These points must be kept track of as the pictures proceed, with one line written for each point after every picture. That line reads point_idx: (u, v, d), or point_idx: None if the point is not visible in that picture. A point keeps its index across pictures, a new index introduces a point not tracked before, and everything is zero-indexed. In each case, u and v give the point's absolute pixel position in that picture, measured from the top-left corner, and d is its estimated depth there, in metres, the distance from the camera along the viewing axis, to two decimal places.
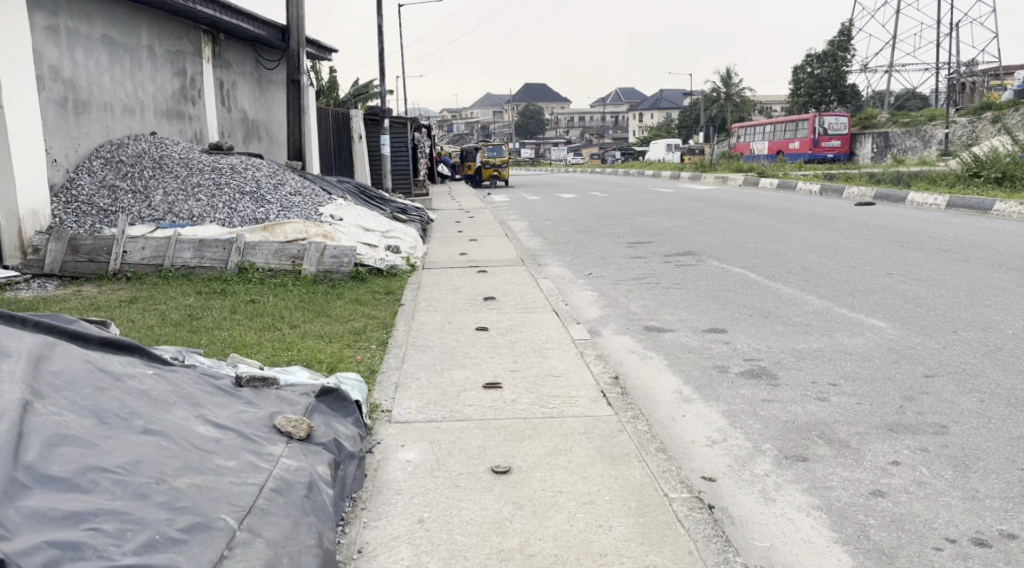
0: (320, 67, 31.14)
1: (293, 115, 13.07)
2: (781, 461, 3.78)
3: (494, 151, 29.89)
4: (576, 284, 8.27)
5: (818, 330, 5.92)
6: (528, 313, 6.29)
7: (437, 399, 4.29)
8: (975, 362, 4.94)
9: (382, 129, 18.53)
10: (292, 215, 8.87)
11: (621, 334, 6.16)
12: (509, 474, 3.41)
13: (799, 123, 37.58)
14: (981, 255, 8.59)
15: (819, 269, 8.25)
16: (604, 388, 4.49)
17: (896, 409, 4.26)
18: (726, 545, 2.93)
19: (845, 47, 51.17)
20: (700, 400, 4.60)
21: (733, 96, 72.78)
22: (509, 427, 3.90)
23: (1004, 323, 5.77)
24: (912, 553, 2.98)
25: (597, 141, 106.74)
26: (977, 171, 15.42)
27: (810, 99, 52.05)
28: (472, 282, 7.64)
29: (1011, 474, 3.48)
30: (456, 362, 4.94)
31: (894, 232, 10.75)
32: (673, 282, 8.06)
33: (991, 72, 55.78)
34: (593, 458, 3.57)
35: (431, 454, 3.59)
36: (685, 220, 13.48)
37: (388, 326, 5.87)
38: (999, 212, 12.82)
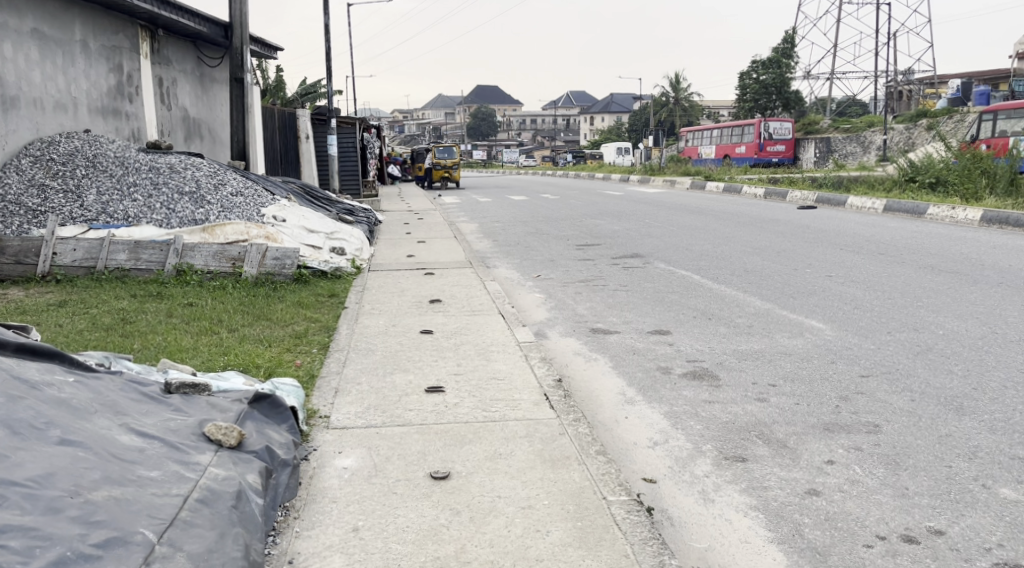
0: (267, 65, 30.68)
1: (235, 113, 12.83)
2: (720, 462, 3.81)
3: (445, 152, 29.76)
4: (524, 286, 8.28)
5: (759, 331, 6.02)
6: (474, 316, 6.25)
7: (377, 403, 4.23)
8: (907, 362, 5.07)
9: (329, 129, 18.32)
10: (232, 215, 8.70)
11: (567, 336, 6.19)
12: (448, 479, 3.38)
13: (745, 128, 38.25)
14: (915, 258, 8.84)
15: (761, 272, 8.40)
16: (547, 390, 4.48)
17: (832, 409, 4.34)
18: (662, 548, 2.93)
19: (788, 55, 52.35)
20: (643, 402, 4.63)
21: (681, 100, 73.75)
22: (450, 432, 3.87)
23: (936, 324, 5.94)
24: (843, 550, 3.04)
25: (546, 145, 107.20)
26: (913, 176, 15.89)
27: (755, 105, 53.03)
28: (418, 284, 7.60)
29: (939, 471, 3.57)
30: (399, 366, 4.89)
31: (834, 235, 11.01)
32: (619, 285, 8.12)
33: (926, 80, 57.59)
34: (533, 462, 3.56)
35: (369, 460, 3.54)
36: (634, 222, 13.61)
37: (330, 330, 5.78)
38: (933, 216, 13.22)
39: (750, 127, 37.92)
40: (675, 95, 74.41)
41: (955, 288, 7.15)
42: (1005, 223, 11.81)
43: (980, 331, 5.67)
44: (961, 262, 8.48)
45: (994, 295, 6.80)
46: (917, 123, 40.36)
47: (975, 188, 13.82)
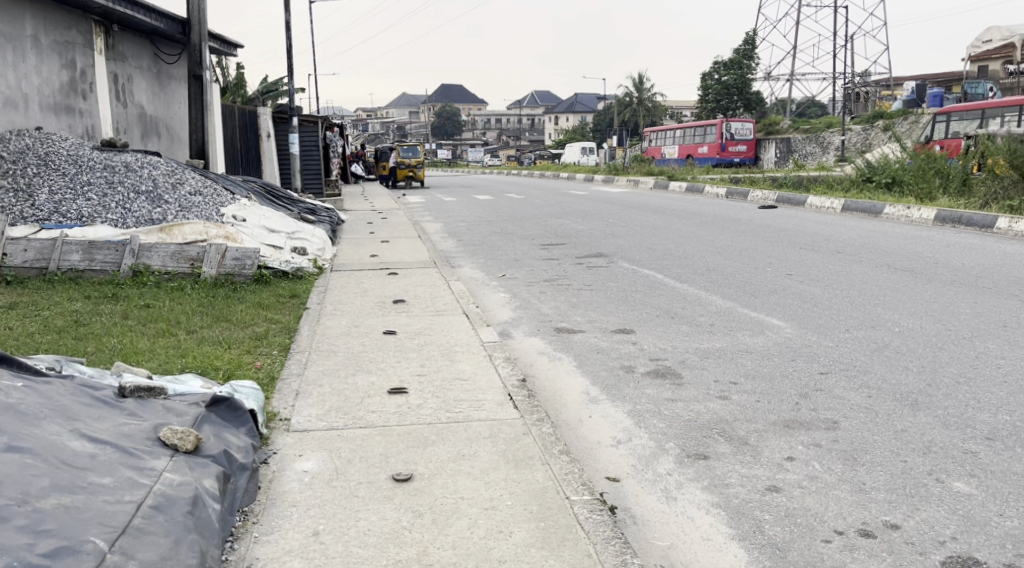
0: (227, 63, 30.27)
1: (194, 111, 12.63)
2: (682, 459, 3.84)
3: (409, 151, 29.59)
4: (489, 285, 8.27)
5: (721, 329, 6.07)
6: (438, 316, 6.22)
7: (339, 405, 4.19)
8: (865, 358, 5.15)
9: (291, 128, 18.12)
10: (191, 215, 8.56)
11: (531, 335, 6.18)
12: (411, 481, 3.36)
13: (707, 128, 38.63)
14: (872, 256, 8.99)
15: (722, 271, 8.48)
16: (511, 390, 4.47)
17: (792, 406, 4.39)
18: (625, 547, 2.94)
19: (749, 56, 53.00)
20: (607, 401, 4.64)
21: (644, 100, 74.22)
22: (413, 433, 3.84)
23: (892, 321, 6.04)
24: (803, 546, 3.07)
25: (511, 144, 107.28)
26: (870, 176, 16.16)
27: (717, 105, 53.61)
28: (382, 284, 7.55)
29: (895, 466, 3.62)
30: (361, 367, 4.84)
31: (794, 234, 11.15)
32: (583, 284, 8.14)
33: (883, 82, 58.67)
34: (496, 463, 3.55)
35: (330, 463, 3.50)
36: (598, 221, 13.67)
37: (292, 331, 5.71)
38: (889, 215, 13.47)
39: (712, 126, 38.28)
40: (639, 95, 74.92)
41: (911, 285, 7.28)
42: (958, 222, 12.06)
43: (935, 328, 5.78)
44: (917, 261, 8.63)
45: (948, 292, 6.93)
46: (874, 124, 41.05)
47: (930, 188, 14.09)
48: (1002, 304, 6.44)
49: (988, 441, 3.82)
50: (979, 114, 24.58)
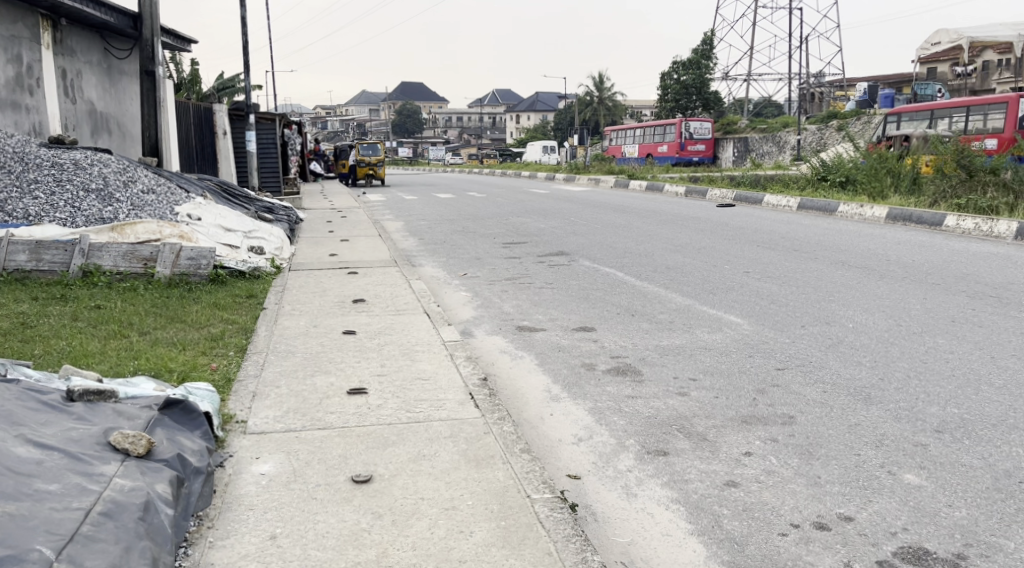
0: (181, 59, 29.76)
1: (147, 107, 12.39)
2: (642, 456, 3.86)
3: (369, 149, 29.36)
4: (450, 284, 8.24)
5: (680, 326, 6.12)
6: (398, 315, 6.18)
7: (297, 407, 4.14)
8: (820, 354, 5.22)
9: (248, 125, 17.88)
10: (143, 214, 8.39)
11: (492, 334, 6.17)
12: (370, 483, 3.32)
13: (667, 127, 38.96)
14: (827, 254, 9.14)
15: (682, 268, 8.56)
16: (472, 390, 4.45)
17: (749, 402, 4.44)
18: (585, 544, 2.94)
19: (707, 56, 53.57)
20: (568, 398, 4.66)
21: (604, 99, 74.64)
22: (373, 434, 3.81)
23: (845, 317, 6.14)
24: (760, 540, 3.11)
25: (472, 143, 107.15)
26: (824, 175, 16.43)
27: (676, 105, 54.08)
28: (341, 284, 7.48)
29: (849, 460, 3.68)
30: (320, 368, 4.79)
31: (751, 233, 11.29)
32: (545, 282, 8.15)
33: (837, 84, 59.73)
34: (457, 462, 3.53)
35: (287, 466, 3.45)
36: (559, 220, 13.70)
37: (248, 331, 5.63)
38: (843, 213, 13.71)
39: (671, 126, 38.64)
40: (599, 95, 75.28)
41: (863, 282, 7.42)
42: (909, 220, 12.32)
43: (887, 324, 5.89)
44: (869, 258, 8.80)
45: (900, 289, 7.07)
46: (828, 124, 41.88)
47: (882, 187, 14.37)
48: (951, 300, 6.59)
49: (937, 433, 3.90)
50: (929, 115, 25.16)
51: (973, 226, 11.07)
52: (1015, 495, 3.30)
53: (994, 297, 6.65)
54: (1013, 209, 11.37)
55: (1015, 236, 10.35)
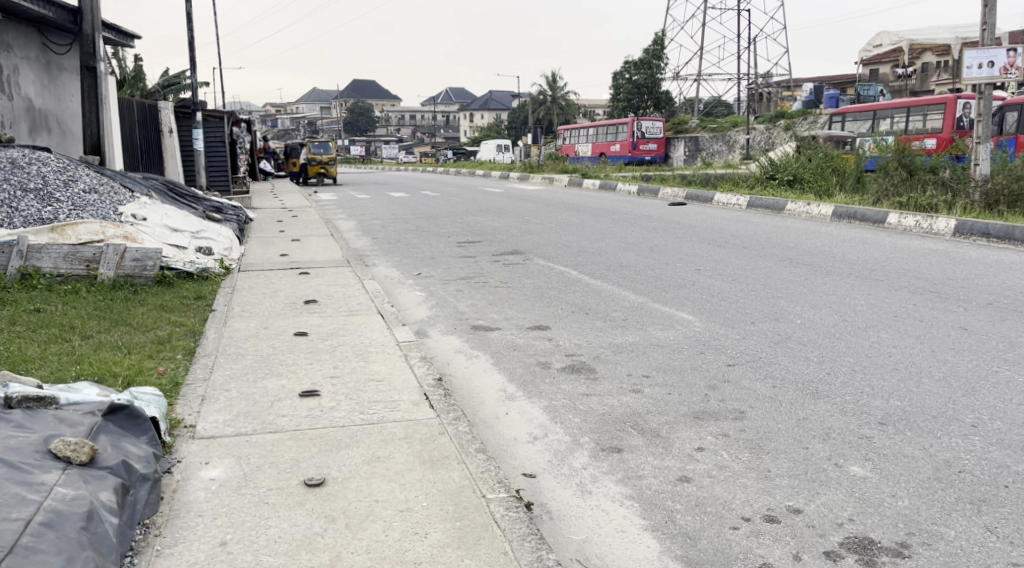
0: (124, 55, 29.11)
1: (89, 104, 12.10)
2: (597, 453, 3.88)
3: (320, 148, 29.06)
4: (403, 284, 8.20)
5: (633, 324, 6.18)
6: (351, 316, 6.12)
7: (248, 410, 4.08)
8: (769, 350, 5.32)
9: (195, 123, 17.56)
10: (85, 215, 8.19)
11: (447, 334, 6.16)
12: (323, 486, 3.29)
13: (619, 127, 39.28)
14: (776, 251, 9.30)
15: (634, 266, 8.64)
16: (427, 390, 4.44)
17: (701, 397, 4.51)
18: (540, 543, 2.96)
19: (658, 56, 54.14)
20: (523, 397, 4.67)
21: (557, 98, 74.95)
22: (327, 436, 3.77)
23: (794, 313, 6.26)
24: (711, 534, 3.15)
25: (426, 142, 106.74)
26: (772, 174, 16.70)
27: (628, 104, 54.54)
28: (293, 284, 7.39)
29: (797, 453, 3.76)
30: (271, 370, 4.73)
31: (702, 230, 11.44)
32: (499, 281, 8.16)
33: (785, 84, 60.84)
34: (411, 463, 3.51)
35: (238, 470, 3.40)
36: (513, 219, 13.72)
37: (196, 334, 5.52)
38: (791, 211, 13.97)
39: (623, 126, 38.98)
40: (552, 94, 75.57)
41: (810, 279, 7.56)
42: (853, 218, 12.59)
43: (833, 319, 6.02)
44: (816, 255, 8.98)
45: (845, 285, 7.23)
46: (776, 124, 42.75)
47: (828, 185, 14.66)
48: (894, 296, 6.75)
49: (880, 426, 4.00)
50: (871, 116, 25.76)
51: (914, 224, 11.36)
52: (954, 484, 3.40)
53: (934, 293, 6.83)
54: (950, 206, 11.71)
55: (954, 233, 10.66)
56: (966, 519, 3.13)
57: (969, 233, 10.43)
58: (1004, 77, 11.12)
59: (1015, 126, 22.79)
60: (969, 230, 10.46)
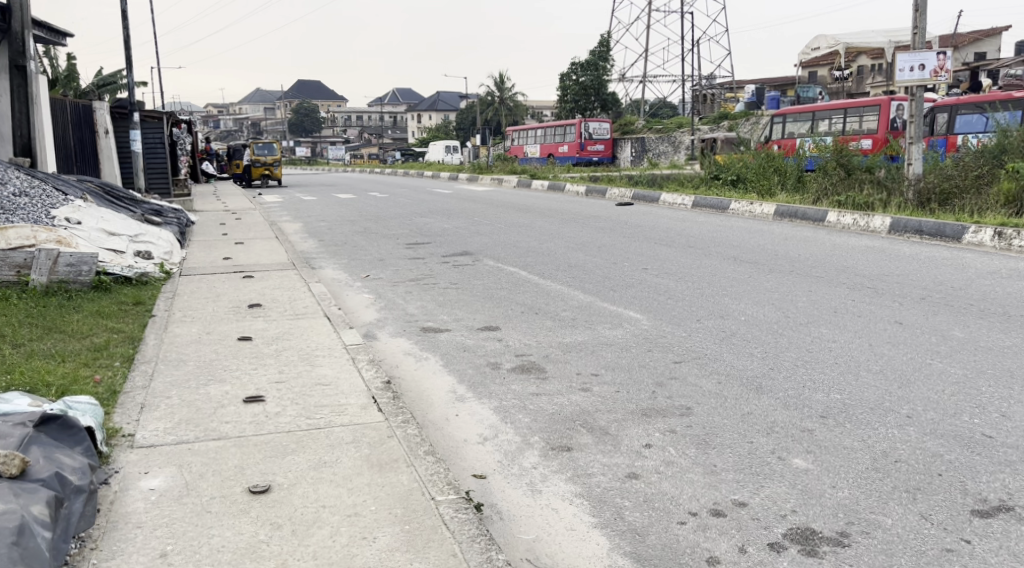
0: (57, 53, 28.26)
1: (19, 104, 11.73)
2: (547, 453, 3.89)
3: (265, 148, 28.64)
4: (351, 286, 8.11)
5: (582, 323, 6.21)
6: (297, 320, 6.03)
7: (189, 418, 3.98)
8: (715, 347, 5.39)
9: (133, 124, 17.14)
10: (16, 218, 7.92)
11: (396, 336, 6.10)
12: (269, 492, 3.24)
13: (567, 128, 39.51)
14: (721, 250, 9.43)
15: (583, 266, 8.68)
16: (375, 393, 4.39)
17: (649, 394, 4.55)
18: (489, 543, 2.95)
19: (604, 57, 54.60)
20: (473, 398, 4.65)
21: (505, 100, 75.07)
22: (272, 442, 3.71)
23: (738, 310, 6.36)
24: (659, 529, 3.18)
25: (373, 142, 106.01)
26: (717, 174, 16.94)
27: (575, 105, 54.90)
28: (236, 288, 7.26)
29: (742, 448, 3.81)
30: (214, 377, 4.63)
31: (648, 230, 11.56)
32: (449, 282, 8.13)
33: (728, 86, 61.89)
34: (359, 468, 3.47)
35: (178, 479, 3.33)
36: (462, 220, 13.68)
37: (135, 341, 5.39)
38: (734, 211, 14.19)
39: (571, 126, 39.25)
40: (500, 95, 75.61)
41: (754, 277, 7.69)
42: (795, 217, 12.85)
43: (776, 316, 6.13)
44: (760, 253, 9.12)
45: (786, 282, 7.37)
46: (720, 125, 43.45)
47: (770, 185, 14.93)
48: (833, 292, 6.90)
49: (821, 419, 4.08)
50: (810, 117, 26.34)
51: (852, 222, 11.64)
52: (891, 473, 3.49)
53: (871, 289, 7.01)
54: (886, 204, 12.02)
55: (889, 230, 10.95)
56: (902, 508, 3.22)
57: (903, 230, 10.73)
58: (935, 79, 11.47)
59: (946, 127, 23.52)
60: (903, 227, 10.76)
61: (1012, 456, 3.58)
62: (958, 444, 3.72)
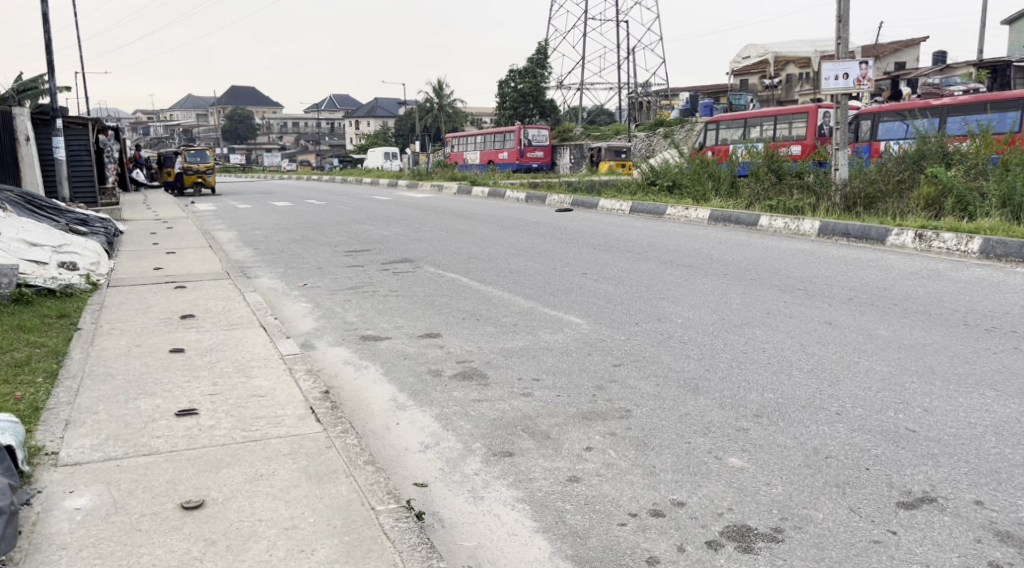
0: None
1: None
2: (488, 458, 3.88)
3: (197, 156, 28.05)
4: (289, 295, 7.98)
5: (523, 328, 6.22)
6: (232, 330, 5.90)
7: (117, 433, 3.86)
8: (653, 349, 5.46)
9: (56, 132, 16.58)
10: None
11: (335, 345, 6.02)
12: (202, 508, 3.16)
13: (506, 135, 39.71)
14: (658, 254, 9.57)
15: (523, 272, 8.70)
16: (313, 404, 4.32)
17: (589, 398, 4.57)
18: (430, 552, 2.92)
19: (542, 65, 55.03)
20: (415, 406, 4.61)
21: (444, 106, 75.02)
22: (205, 456, 3.62)
23: (675, 313, 6.46)
24: (601, 531, 3.19)
25: (310, 149, 104.83)
26: (654, 180, 17.18)
27: (514, 112, 55.12)
28: (168, 299, 7.07)
29: (680, 448, 3.86)
30: (144, 391, 4.49)
31: (588, 235, 11.67)
32: (389, 290, 8.06)
33: (663, 93, 62.97)
34: (297, 480, 3.41)
35: (107, 497, 3.22)
36: (401, 227, 13.60)
37: (59, 355, 5.21)
38: (670, 216, 14.41)
39: (510, 134, 39.46)
40: (439, 102, 75.57)
41: (690, 280, 7.81)
42: (728, 221, 13.13)
43: (711, 318, 6.23)
44: (695, 257, 9.29)
45: (721, 285, 7.50)
46: (656, 131, 44.17)
47: (704, 190, 15.20)
48: (767, 294, 7.07)
49: (755, 418, 4.16)
50: (742, 123, 26.90)
51: (783, 226, 11.94)
52: (822, 469, 3.57)
53: (802, 290, 7.19)
54: (815, 209, 12.36)
55: (818, 233, 11.24)
56: (833, 503, 3.29)
57: (831, 233, 11.03)
58: (858, 88, 11.84)
59: (869, 134, 24.29)
60: (831, 231, 11.06)
61: (934, 449, 3.70)
62: (884, 439, 3.83)
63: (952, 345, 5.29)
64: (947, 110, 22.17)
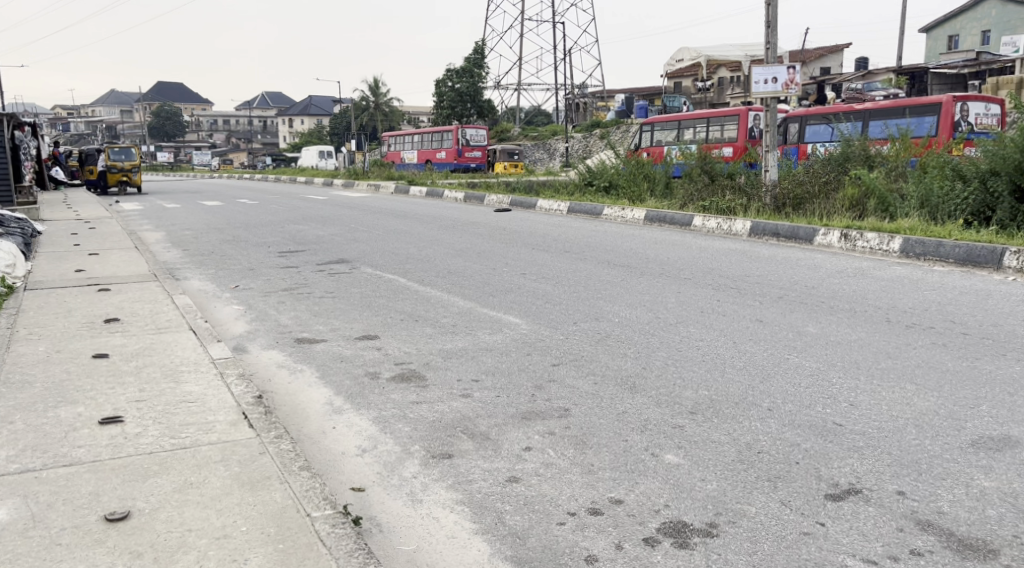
0: None
1: None
2: (427, 461, 3.83)
3: (121, 153, 27.33)
4: (220, 298, 7.77)
5: (461, 329, 6.18)
6: (159, 334, 5.72)
7: (36, 444, 3.69)
8: (590, 349, 5.47)
9: None
10: None
11: (269, 349, 5.88)
12: (128, 519, 3.04)
13: (444, 134, 39.58)
14: (595, 254, 9.64)
15: (462, 272, 8.66)
16: (246, 409, 4.19)
17: (528, 398, 4.56)
18: (367, 557, 2.87)
19: (479, 65, 55.00)
20: (351, 409, 4.53)
21: (381, 106, 74.35)
22: (131, 465, 3.49)
23: (612, 312, 6.50)
24: (540, 531, 3.18)
25: (242, 147, 102.83)
26: (591, 180, 17.29)
27: (451, 112, 54.97)
28: (91, 302, 6.81)
29: (618, 446, 3.87)
30: (66, 398, 4.31)
31: (526, 235, 11.69)
32: (325, 291, 7.93)
33: (599, 94, 63.58)
34: (228, 487, 3.30)
35: (25, 511, 3.07)
36: (337, 227, 13.42)
37: None
38: (607, 216, 14.52)
39: (447, 134, 39.35)
40: (376, 101, 74.90)
41: (626, 280, 7.87)
42: (663, 221, 13.30)
43: (647, 317, 6.29)
44: (632, 256, 9.38)
45: (657, 284, 7.59)
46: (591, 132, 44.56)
47: (640, 191, 15.38)
48: (700, 292, 7.18)
49: (690, 415, 4.20)
50: (676, 125, 27.31)
51: (716, 226, 12.15)
52: (755, 464, 3.62)
53: (734, 288, 7.33)
54: (746, 209, 12.60)
55: (749, 233, 11.46)
56: (765, 496, 3.34)
57: (762, 233, 11.27)
58: (787, 91, 12.11)
59: (797, 136, 24.92)
60: (762, 231, 11.30)
61: (860, 441, 3.79)
62: (813, 433, 3.90)
63: (875, 341, 5.44)
64: (869, 114, 22.87)
